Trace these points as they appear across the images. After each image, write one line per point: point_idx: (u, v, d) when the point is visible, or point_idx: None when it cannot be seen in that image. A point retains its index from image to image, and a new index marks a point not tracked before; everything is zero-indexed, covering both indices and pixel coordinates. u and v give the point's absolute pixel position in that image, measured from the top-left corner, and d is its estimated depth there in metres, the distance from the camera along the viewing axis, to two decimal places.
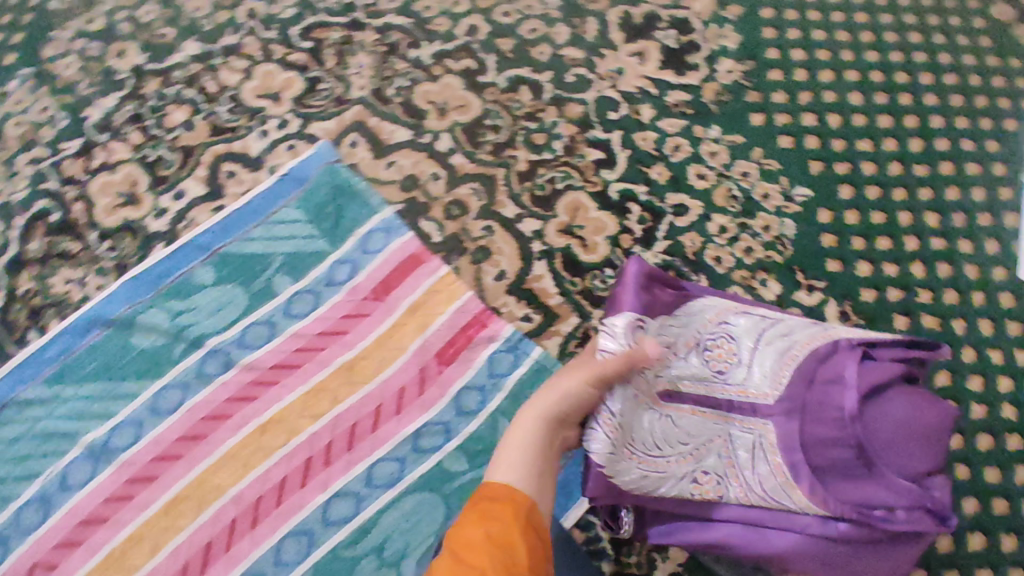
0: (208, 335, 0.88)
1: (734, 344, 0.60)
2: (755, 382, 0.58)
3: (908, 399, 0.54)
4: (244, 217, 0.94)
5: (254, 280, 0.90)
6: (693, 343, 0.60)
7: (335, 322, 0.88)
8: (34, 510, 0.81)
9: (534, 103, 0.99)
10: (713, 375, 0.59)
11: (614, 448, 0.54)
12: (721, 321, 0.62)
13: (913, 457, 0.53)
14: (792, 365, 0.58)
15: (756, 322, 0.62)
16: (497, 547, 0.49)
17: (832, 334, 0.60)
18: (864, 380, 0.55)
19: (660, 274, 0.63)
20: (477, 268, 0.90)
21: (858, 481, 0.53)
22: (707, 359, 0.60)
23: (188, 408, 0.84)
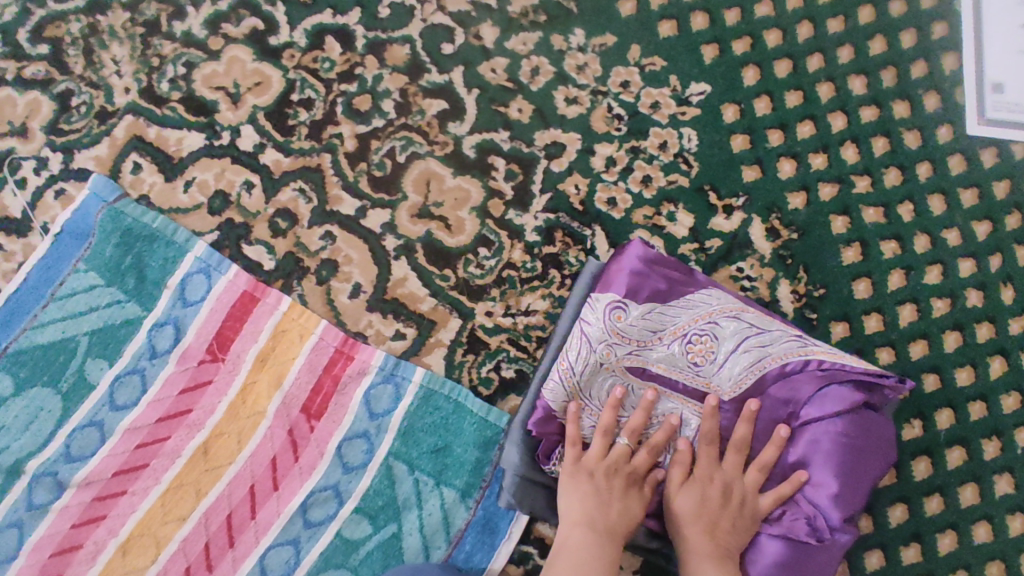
0: (24, 459, 0.70)
1: (715, 344, 0.62)
2: (721, 378, 0.61)
3: (858, 428, 0.59)
4: (26, 300, 0.74)
5: (61, 376, 0.72)
6: (677, 333, 0.62)
7: (173, 402, 0.71)
8: None
9: (348, 57, 0.78)
10: (687, 366, 0.62)
11: (570, 400, 0.62)
12: (710, 317, 0.62)
13: (841, 486, 0.58)
14: (758, 374, 0.61)
15: (742, 326, 0.62)
16: None
17: (809, 349, 0.61)
18: (820, 406, 0.59)
19: (665, 260, 0.66)
20: (326, 287, 0.73)
21: (776, 488, 0.60)
22: (685, 350, 0.62)
23: (26, 552, 0.68)
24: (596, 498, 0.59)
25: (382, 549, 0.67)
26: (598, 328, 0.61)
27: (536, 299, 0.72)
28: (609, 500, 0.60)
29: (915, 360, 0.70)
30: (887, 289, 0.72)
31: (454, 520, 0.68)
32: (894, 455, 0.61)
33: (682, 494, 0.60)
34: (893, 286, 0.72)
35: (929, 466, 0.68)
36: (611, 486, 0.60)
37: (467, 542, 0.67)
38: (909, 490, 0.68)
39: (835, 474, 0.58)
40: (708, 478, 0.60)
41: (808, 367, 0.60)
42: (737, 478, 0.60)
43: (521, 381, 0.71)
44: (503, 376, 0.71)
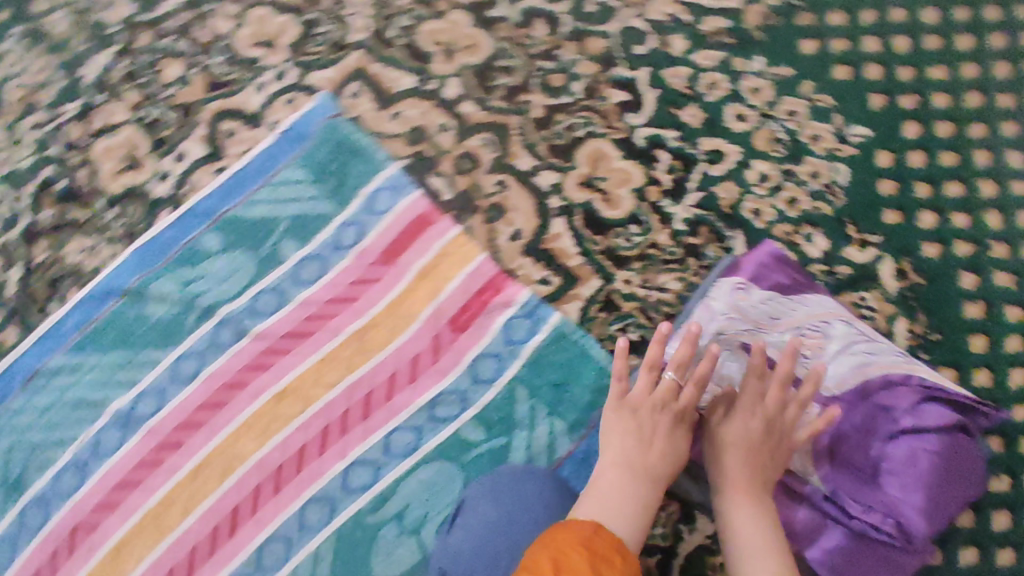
0: (220, 303, 0.86)
1: (824, 341, 0.73)
2: (825, 372, 0.72)
3: (950, 446, 0.68)
4: (246, 179, 0.89)
5: (259, 246, 0.87)
6: (792, 324, 0.74)
7: (344, 288, 0.84)
8: (72, 473, 0.85)
9: (552, 39, 0.89)
10: (796, 354, 0.73)
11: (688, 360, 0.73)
12: (823, 318, 0.74)
13: (926, 494, 0.67)
14: (862, 377, 0.71)
15: (851, 332, 0.73)
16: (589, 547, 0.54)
17: (913, 368, 0.71)
18: (918, 419, 0.69)
19: (791, 264, 0.78)
20: (491, 227, 0.84)
21: (865, 485, 0.69)
22: (797, 340, 0.73)
23: (206, 376, 0.84)
24: (639, 439, 0.66)
25: (491, 455, 0.78)
26: (723, 303, 0.74)
27: (670, 279, 0.81)
28: (648, 439, 0.66)
29: (1016, 422, 0.74)
30: (1002, 350, 0.76)
31: (558, 448, 0.77)
32: (976, 486, 0.69)
33: (724, 435, 0.67)
34: (1009, 349, 0.76)
35: (1010, 521, 0.72)
36: (653, 423, 0.67)
37: (566, 469, 0.76)
38: (986, 539, 0.72)
39: (923, 483, 0.67)
40: (754, 411, 0.67)
41: (911, 382, 0.70)
42: (780, 414, 0.67)
43: (642, 346, 0.79)
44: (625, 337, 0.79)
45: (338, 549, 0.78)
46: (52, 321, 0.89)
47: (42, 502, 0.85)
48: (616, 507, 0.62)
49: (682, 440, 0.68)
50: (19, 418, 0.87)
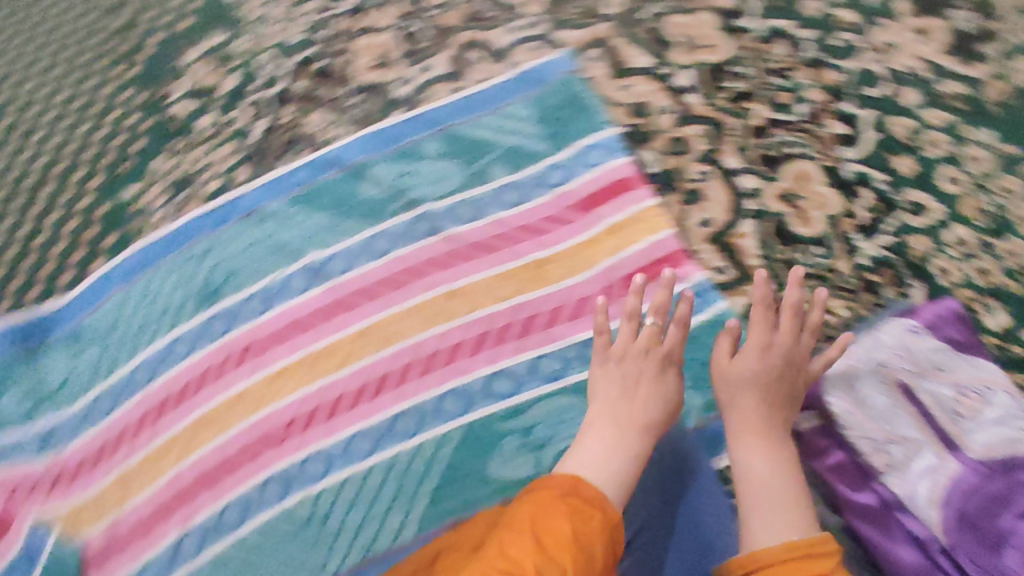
0: (424, 200, 0.96)
1: (981, 405, 0.77)
2: (974, 434, 0.75)
3: None
4: (478, 104, 0.99)
5: (472, 163, 0.97)
6: (955, 381, 0.78)
7: (537, 220, 0.93)
8: (257, 302, 0.97)
9: (790, 59, 0.94)
10: (950, 409, 0.77)
11: (843, 378, 0.80)
12: (987, 385, 0.78)
13: None
14: (1010, 451, 0.74)
15: (1010, 407, 0.76)
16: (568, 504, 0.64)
17: None
18: None
19: (969, 328, 0.82)
20: (684, 208, 0.91)
21: (984, 551, 0.71)
22: (955, 397, 0.77)
23: (392, 257, 0.95)
24: (624, 392, 0.80)
25: None
26: (892, 339, 0.81)
27: (838, 306, 0.85)
28: (635, 392, 0.80)
29: None
30: None
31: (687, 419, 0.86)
32: None
33: (729, 379, 0.78)
34: None
35: None
36: (641, 372, 0.81)
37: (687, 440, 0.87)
38: None
39: None
40: (758, 353, 0.78)
41: None
42: (794, 347, 0.79)
43: None
44: None
45: (466, 439, 0.87)
46: (279, 173, 1.02)
47: (228, 316, 0.98)
48: (613, 456, 0.74)
49: (672, 383, 0.82)
50: (230, 243, 1.00)
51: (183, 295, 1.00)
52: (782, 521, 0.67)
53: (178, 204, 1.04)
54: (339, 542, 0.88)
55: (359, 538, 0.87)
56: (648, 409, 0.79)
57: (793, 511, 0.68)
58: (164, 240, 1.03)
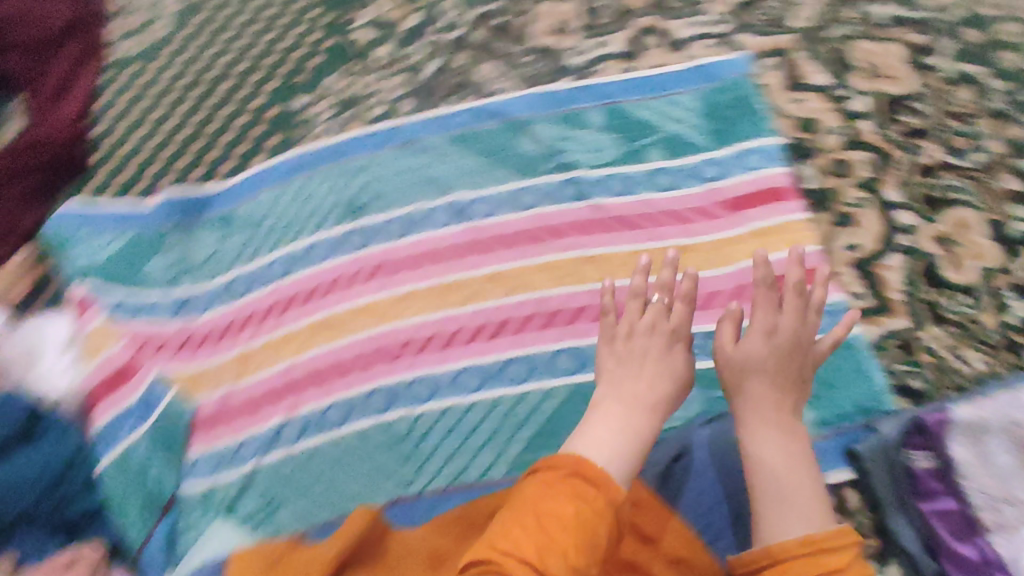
0: (578, 166, 1.01)
1: None
2: None
3: None
4: (648, 87, 1.03)
5: (632, 141, 1.00)
6: None
7: (684, 208, 0.96)
8: (397, 226, 1.02)
9: (972, 106, 0.94)
10: None
11: (971, 427, 0.79)
12: None
13: None
14: None
15: None
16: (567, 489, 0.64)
17: None
18: None
19: None
20: (833, 229, 0.91)
21: None
22: None
23: (536, 212, 0.99)
24: (626, 364, 0.81)
25: None
26: None
27: (976, 358, 0.85)
28: (640, 369, 0.80)
29: None
30: None
31: None
32: None
33: (735, 363, 0.79)
34: None
35: None
36: (646, 349, 0.81)
37: None
38: None
39: None
40: (764, 339, 0.79)
41: None
42: (801, 328, 0.80)
43: (919, 396, 0.84)
44: (906, 380, 0.84)
45: (570, 398, 0.91)
46: (444, 112, 1.07)
47: (367, 233, 1.03)
48: (618, 435, 0.73)
49: (681, 357, 0.82)
50: (384, 166, 1.06)
51: (332, 204, 1.05)
52: (796, 513, 0.69)
53: (343, 120, 1.10)
54: (429, 464, 0.91)
55: (448, 466, 0.91)
56: (654, 386, 0.79)
57: (809, 504, 0.70)
58: (325, 150, 1.09)
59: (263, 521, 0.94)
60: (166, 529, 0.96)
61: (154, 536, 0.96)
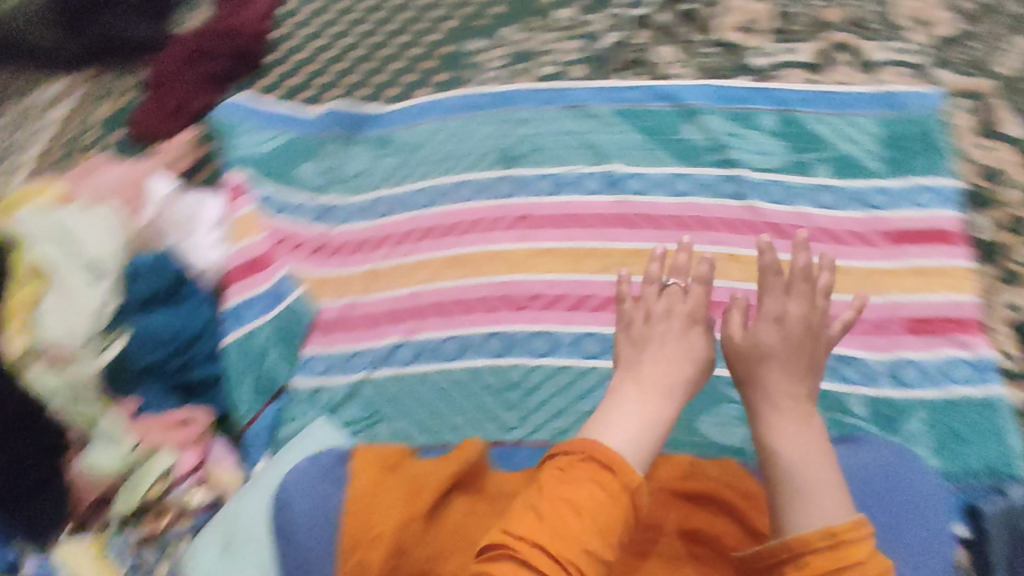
0: (741, 165, 1.01)
1: None
2: None
3: None
4: (829, 102, 1.01)
5: (802, 153, 1.00)
6: None
7: (842, 231, 0.95)
8: (548, 183, 1.04)
9: None
10: None
11: None
12: None
13: None
14: None
15: None
16: (581, 478, 0.65)
17: None
18: None
19: None
20: (996, 284, 0.91)
21: None
22: None
23: (689, 201, 1.00)
24: (640, 346, 0.83)
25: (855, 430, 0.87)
26: None
27: None
28: (654, 351, 0.82)
29: None
30: None
31: None
32: None
33: (747, 353, 0.81)
34: None
35: None
36: (665, 331, 0.84)
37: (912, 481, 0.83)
38: None
39: None
40: (772, 326, 0.81)
41: None
42: (810, 314, 0.81)
43: None
44: None
45: None
46: (615, 84, 1.09)
47: (518, 183, 1.05)
48: (627, 417, 0.74)
49: (698, 339, 0.83)
50: (546, 124, 1.08)
51: (489, 148, 1.08)
52: (812, 502, 0.68)
53: (514, 71, 1.13)
54: (535, 415, 0.93)
55: (555, 422, 0.93)
56: (670, 370, 0.80)
57: (828, 495, 0.69)
58: (492, 96, 1.11)
59: (363, 431, 0.98)
60: (272, 415, 1.02)
61: (261, 418, 1.02)
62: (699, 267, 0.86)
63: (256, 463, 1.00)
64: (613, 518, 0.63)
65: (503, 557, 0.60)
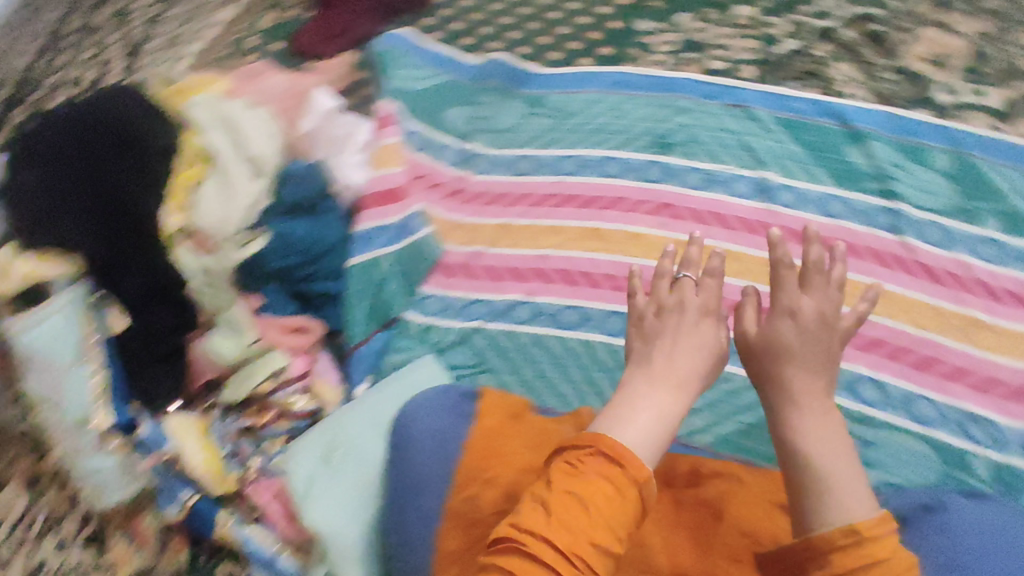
0: (903, 200, 0.99)
1: None
2: None
3: None
4: (1010, 154, 0.99)
5: (971, 200, 0.98)
6: None
7: (999, 288, 0.93)
8: (699, 177, 1.06)
9: None
10: None
11: None
12: None
13: None
14: None
15: None
16: (584, 474, 0.63)
17: None
18: None
19: None
20: None
21: None
22: None
23: (839, 224, 0.99)
24: (650, 341, 0.79)
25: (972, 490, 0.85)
26: None
27: None
28: (664, 345, 0.77)
29: None
30: None
31: None
32: None
33: (764, 348, 0.76)
34: None
35: None
36: (676, 324, 0.79)
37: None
38: None
39: None
40: (785, 317, 0.75)
41: None
42: (827, 305, 0.75)
43: None
44: None
45: None
46: (785, 93, 1.09)
47: (669, 170, 1.07)
48: (633, 408, 0.70)
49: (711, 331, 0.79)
50: (707, 119, 1.10)
51: (642, 130, 1.11)
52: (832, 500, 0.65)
53: (681, 59, 1.14)
54: None
55: None
56: (683, 365, 0.76)
57: (850, 494, 0.65)
58: (658, 81, 1.13)
59: (469, 376, 0.99)
60: (381, 341, 1.04)
61: (371, 340, 1.04)
62: (711, 259, 0.81)
63: (359, 382, 1.01)
64: (624, 513, 0.61)
65: (509, 552, 0.59)
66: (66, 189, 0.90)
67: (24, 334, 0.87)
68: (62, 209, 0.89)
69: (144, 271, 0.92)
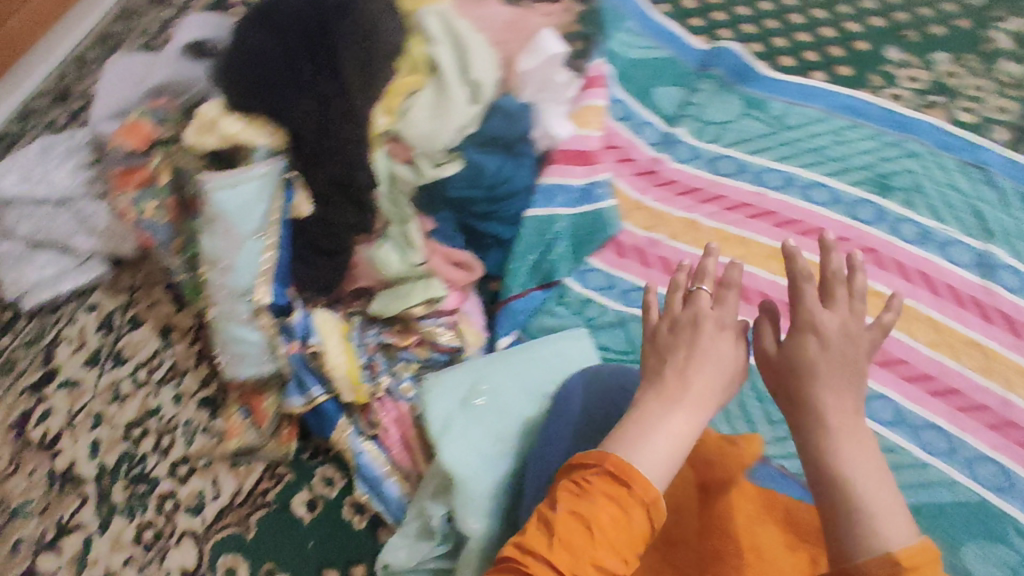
0: None
1: None
2: None
3: None
4: None
5: None
6: None
7: None
8: (913, 231, 0.97)
9: None
10: None
11: None
12: None
13: None
14: None
15: None
16: (587, 492, 0.55)
17: None
18: None
19: None
20: None
21: None
22: None
23: None
24: (659, 354, 0.66)
25: None
26: None
27: None
28: (676, 360, 0.64)
29: None
30: None
31: None
32: None
33: (786, 366, 0.61)
34: None
35: None
36: (692, 335, 0.64)
37: None
38: None
39: None
40: (803, 334, 0.61)
41: None
42: (852, 318, 0.60)
43: None
44: None
45: (965, 506, 0.84)
46: None
47: (881, 215, 0.99)
48: (644, 426, 0.60)
49: (727, 345, 0.65)
50: (938, 172, 1.00)
51: (862, 164, 1.02)
52: (872, 531, 0.51)
53: (926, 101, 1.05)
54: None
55: None
56: (704, 383, 0.62)
57: (891, 522, 0.51)
58: (895, 118, 1.05)
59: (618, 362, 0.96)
60: (536, 300, 1.00)
61: (527, 297, 1.00)
62: (728, 270, 0.66)
63: (504, 334, 0.99)
64: (630, 538, 0.54)
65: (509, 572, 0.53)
66: (290, 66, 0.89)
67: (216, 191, 0.87)
68: (280, 83, 0.88)
69: (333, 163, 0.88)
